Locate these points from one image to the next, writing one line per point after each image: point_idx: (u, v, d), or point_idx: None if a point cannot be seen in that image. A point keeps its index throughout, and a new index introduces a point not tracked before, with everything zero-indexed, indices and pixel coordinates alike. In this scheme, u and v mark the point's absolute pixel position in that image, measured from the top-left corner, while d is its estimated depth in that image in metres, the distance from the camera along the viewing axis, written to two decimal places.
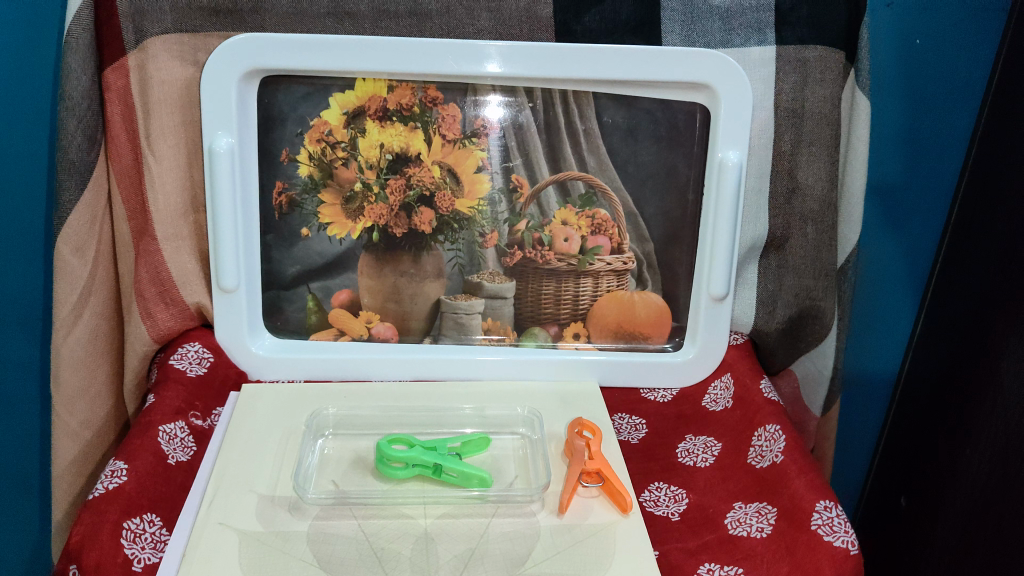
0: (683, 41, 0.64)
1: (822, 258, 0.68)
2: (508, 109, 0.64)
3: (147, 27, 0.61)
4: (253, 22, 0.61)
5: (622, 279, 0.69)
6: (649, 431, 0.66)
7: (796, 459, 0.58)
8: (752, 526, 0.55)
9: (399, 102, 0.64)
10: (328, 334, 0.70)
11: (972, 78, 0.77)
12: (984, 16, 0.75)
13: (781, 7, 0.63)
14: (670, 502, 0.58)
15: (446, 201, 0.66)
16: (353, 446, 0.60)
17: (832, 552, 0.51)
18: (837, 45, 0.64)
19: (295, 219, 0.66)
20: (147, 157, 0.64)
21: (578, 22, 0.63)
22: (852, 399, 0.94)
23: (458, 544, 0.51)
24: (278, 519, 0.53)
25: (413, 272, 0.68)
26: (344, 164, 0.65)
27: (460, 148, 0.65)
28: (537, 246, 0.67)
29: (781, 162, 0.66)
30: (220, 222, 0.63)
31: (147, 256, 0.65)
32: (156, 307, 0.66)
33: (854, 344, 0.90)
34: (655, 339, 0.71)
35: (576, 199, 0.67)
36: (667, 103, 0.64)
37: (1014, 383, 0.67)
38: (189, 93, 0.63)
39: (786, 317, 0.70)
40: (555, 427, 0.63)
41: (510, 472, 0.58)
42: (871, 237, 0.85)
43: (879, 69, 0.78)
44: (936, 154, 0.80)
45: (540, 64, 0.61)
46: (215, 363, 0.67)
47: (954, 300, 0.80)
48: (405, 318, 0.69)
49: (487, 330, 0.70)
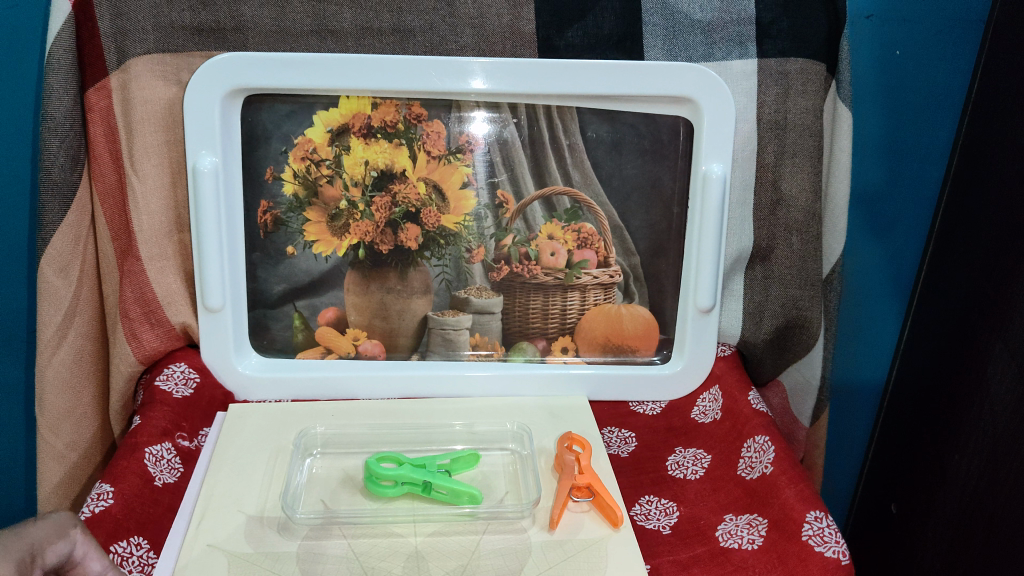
0: (665, 55, 0.64)
1: (807, 268, 0.68)
2: (492, 125, 0.64)
3: (129, 47, 0.61)
4: (236, 41, 0.61)
5: (609, 293, 0.69)
6: (639, 444, 0.66)
7: (785, 469, 0.58)
8: (743, 538, 0.54)
9: (383, 119, 0.64)
10: (315, 352, 0.70)
11: (951, 87, 0.78)
12: (961, 26, 0.76)
13: (762, 20, 0.63)
14: (661, 516, 0.58)
15: (431, 217, 0.66)
16: (341, 464, 0.60)
17: (823, 562, 0.51)
18: (819, 57, 0.64)
19: (280, 238, 0.66)
20: (130, 177, 0.63)
21: (560, 38, 0.63)
22: (839, 408, 0.94)
23: (449, 561, 0.51)
24: (267, 540, 0.52)
25: (400, 289, 0.68)
26: (328, 182, 0.65)
27: (445, 164, 0.65)
28: (524, 260, 0.67)
29: (764, 174, 0.66)
30: (204, 242, 0.63)
31: (132, 276, 0.65)
32: (141, 327, 0.66)
33: (842, 353, 0.91)
34: (643, 352, 0.71)
35: (562, 214, 0.67)
36: (651, 117, 0.64)
37: (999, 390, 0.68)
38: (172, 113, 0.62)
39: (772, 328, 0.71)
40: (544, 441, 0.63)
41: (501, 488, 0.58)
42: (857, 245, 0.86)
43: (860, 79, 0.78)
44: (917, 164, 0.81)
45: (523, 80, 0.62)
46: (201, 384, 0.66)
47: (938, 309, 0.80)
48: (392, 335, 0.69)
49: (475, 345, 0.70)
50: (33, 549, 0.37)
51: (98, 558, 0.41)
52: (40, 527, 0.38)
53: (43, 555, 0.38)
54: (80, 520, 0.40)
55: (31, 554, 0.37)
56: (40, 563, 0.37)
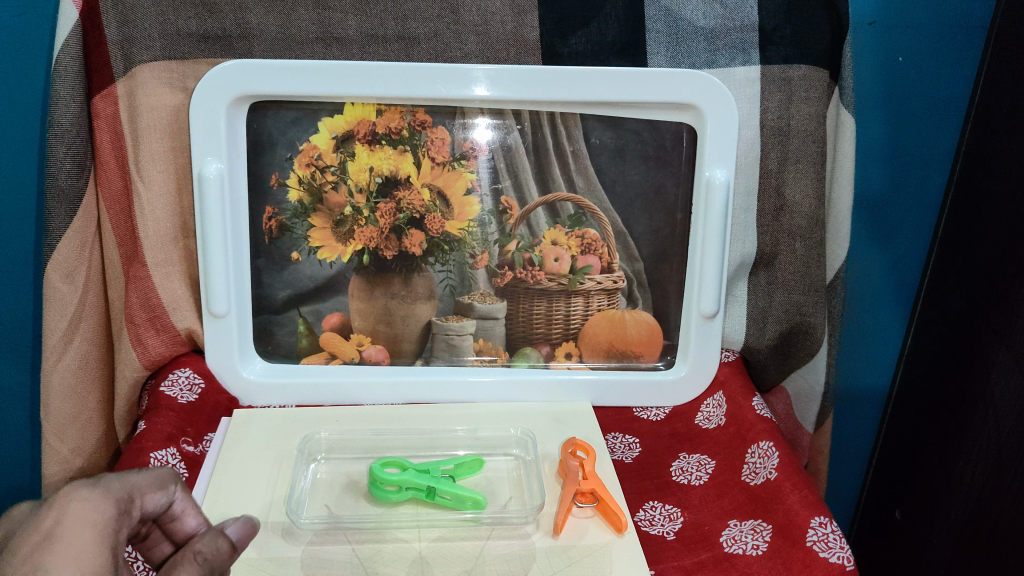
0: (668, 62, 0.64)
1: (811, 274, 0.68)
2: (496, 132, 0.64)
3: (135, 54, 0.61)
4: (242, 48, 0.62)
5: (613, 299, 0.69)
6: (643, 450, 0.66)
7: (790, 475, 0.58)
8: (748, 544, 0.54)
9: (387, 126, 0.64)
10: (319, 358, 0.70)
11: (955, 93, 0.78)
12: (963, 33, 0.76)
13: (766, 27, 0.64)
14: (665, 521, 0.58)
15: (435, 223, 0.66)
16: (345, 469, 0.60)
17: (828, 568, 0.51)
18: (822, 64, 0.64)
19: (285, 244, 0.66)
20: (136, 183, 0.63)
21: (564, 45, 0.63)
22: (843, 414, 0.94)
23: (454, 567, 0.51)
24: (271, 545, 0.52)
25: (404, 294, 0.68)
26: (333, 188, 0.65)
27: (449, 171, 0.65)
28: (527, 266, 0.68)
29: (768, 179, 0.67)
30: (209, 248, 0.63)
31: (137, 282, 0.65)
32: (147, 332, 0.67)
33: (845, 358, 0.91)
34: (647, 358, 0.71)
35: (566, 219, 0.67)
36: (654, 123, 0.65)
37: (1003, 395, 0.68)
38: (178, 120, 0.63)
39: (776, 334, 0.71)
40: (548, 447, 0.63)
41: (505, 493, 0.58)
42: (860, 251, 0.86)
43: (863, 86, 0.79)
44: (920, 171, 0.81)
45: (527, 86, 0.62)
46: (206, 390, 0.67)
47: (942, 314, 0.80)
48: (397, 341, 0.69)
49: (479, 351, 0.70)
50: (134, 491, 0.37)
51: (192, 511, 0.41)
52: (142, 475, 0.39)
53: (143, 498, 0.38)
54: (179, 476, 0.41)
55: (132, 495, 0.37)
56: (139, 506, 0.38)
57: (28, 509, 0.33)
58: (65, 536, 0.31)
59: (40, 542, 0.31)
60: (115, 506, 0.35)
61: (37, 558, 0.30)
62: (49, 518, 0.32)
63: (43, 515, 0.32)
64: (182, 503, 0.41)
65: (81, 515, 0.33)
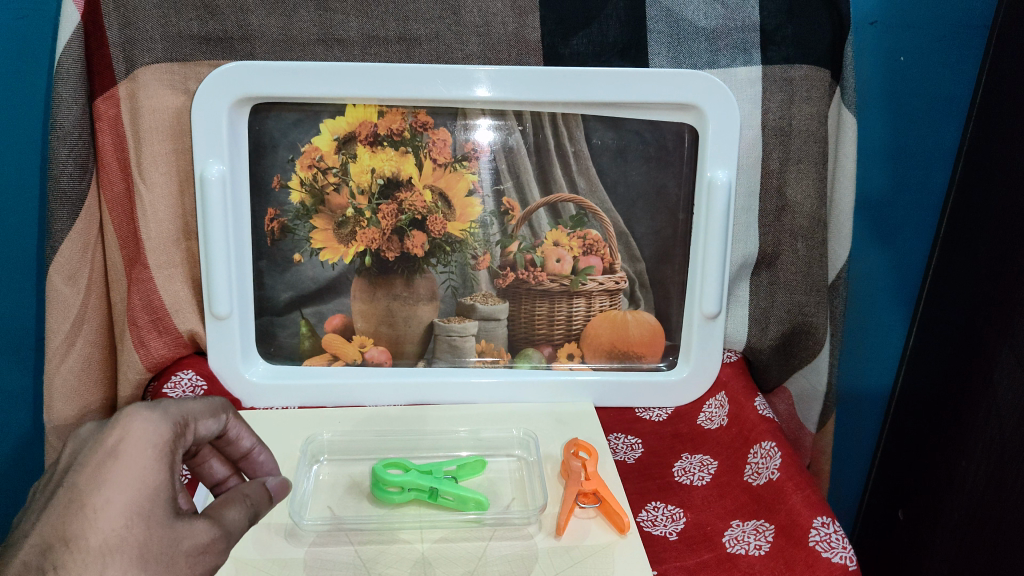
0: (670, 62, 0.64)
1: (813, 274, 0.68)
2: (497, 133, 0.65)
3: (137, 56, 0.61)
4: (243, 50, 0.62)
5: (615, 299, 0.69)
6: (645, 450, 0.66)
7: (792, 475, 0.58)
8: (750, 544, 0.54)
9: (389, 127, 0.64)
10: (322, 359, 0.70)
11: (956, 93, 0.78)
12: (965, 32, 0.76)
13: (767, 27, 0.64)
14: (668, 522, 0.58)
15: (437, 224, 0.66)
16: (348, 471, 0.60)
17: (831, 568, 0.51)
18: (823, 64, 0.64)
19: (287, 246, 0.67)
20: (139, 185, 0.64)
21: (565, 45, 0.63)
22: (845, 414, 0.95)
23: (456, 568, 0.51)
24: (275, 546, 0.52)
25: (406, 295, 0.68)
26: (335, 189, 0.65)
27: (451, 172, 0.65)
28: (529, 267, 0.68)
29: (769, 180, 0.67)
30: (212, 250, 0.63)
31: (139, 283, 0.66)
32: (149, 334, 0.67)
33: (847, 358, 0.91)
34: (649, 358, 0.71)
35: (567, 220, 0.67)
36: (655, 124, 0.65)
37: (1006, 394, 0.68)
38: (179, 122, 0.63)
39: (778, 334, 0.71)
40: (551, 448, 0.63)
41: (507, 494, 0.58)
42: (861, 251, 0.86)
43: (865, 86, 0.79)
44: (922, 171, 0.81)
45: (527, 87, 0.62)
46: (208, 391, 0.68)
47: (944, 314, 0.80)
48: (399, 342, 0.69)
49: (481, 352, 0.70)
50: (190, 417, 0.40)
51: (246, 433, 0.46)
52: (198, 403, 0.42)
53: (198, 424, 0.41)
54: (229, 404, 0.44)
55: (188, 420, 0.40)
56: (194, 430, 0.41)
57: (98, 428, 0.37)
58: (127, 454, 0.35)
59: (104, 459, 0.35)
60: (173, 425, 0.38)
61: (99, 475, 0.34)
62: (113, 437, 0.35)
63: (108, 434, 0.35)
64: (235, 427, 0.45)
65: (142, 436, 0.36)
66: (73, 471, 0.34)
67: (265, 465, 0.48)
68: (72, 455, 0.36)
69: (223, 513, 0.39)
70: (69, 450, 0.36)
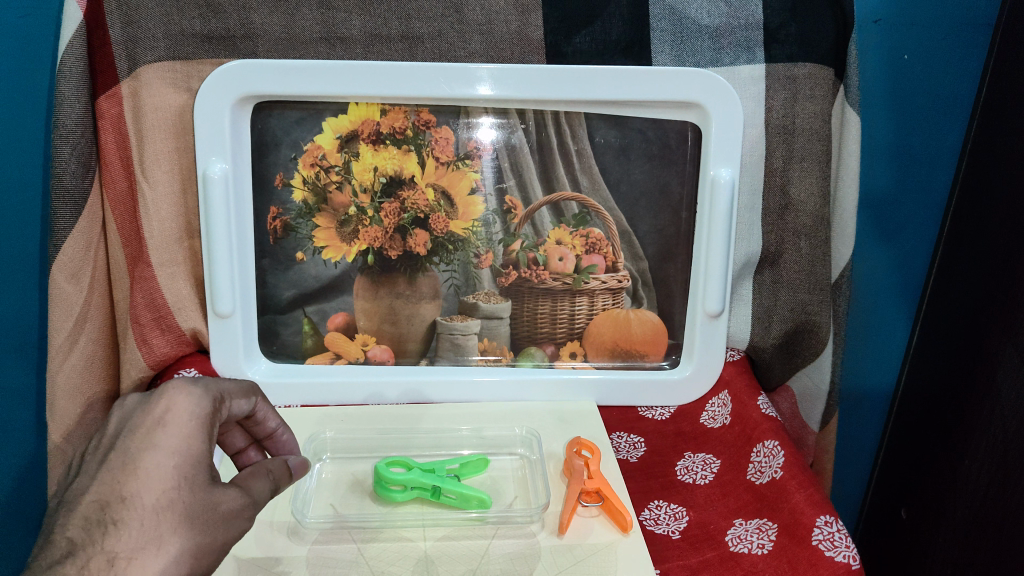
0: (673, 60, 0.64)
1: (816, 273, 0.68)
2: (500, 131, 0.64)
3: (140, 54, 0.61)
4: (246, 48, 0.62)
5: (617, 298, 0.69)
6: (648, 449, 0.66)
7: (795, 474, 0.58)
8: (753, 543, 0.54)
9: (392, 126, 0.64)
10: (324, 357, 0.70)
11: (960, 91, 0.78)
12: (968, 30, 0.76)
13: (770, 25, 0.63)
14: (670, 520, 0.58)
15: (440, 223, 0.66)
16: (350, 469, 0.60)
17: (833, 567, 0.51)
18: (826, 62, 0.64)
19: (290, 244, 0.67)
20: (141, 183, 0.64)
21: (568, 43, 0.63)
22: (848, 412, 0.95)
23: (459, 566, 0.51)
24: (277, 544, 0.52)
25: (409, 293, 0.68)
26: (338, 188, 0.65)
27: (453, 170, 0.65)
28: (532, 266, 0.67)
29: (772, 178, 0.66)
30: (214, 248, 0.63)
31: (142, 281, 0.66)
32: (152, 332, 0.67)
33: (850, 357, 0.91)
34: (651, 357, 0.71)
35: (570, 219, 0.67)
36: (658, 122, 0.65)
37: (1009, 393, 0.68)
38: (182, 120, 0.63)
39: (781, 333, 0.71)
40: (553, 446, 0.63)
41: (510, 492, 0.58)
42: (864, 250, 0.86)
43: (868, 85, 0.79)
44: (926, 169, 0.81)
45: (529, 86, 0.61)
46: None
47: (947, 312, 0.80)
48: (402, 340, 0.69)
49: (484, 350, 0.70)
50: (225, 394, 0.45)
51: (271, 416, 0.51)
52: (232, 384, 0.47)
53: (231, 402, 0.46)
54: (260, 388, 0.49)
55: (224, 398, 0.45)
56: (228, 407, 0.46)
57: (143, 399, 0.41)
58: (173, 422, 0.40)
59: (154, 424, 0.40)
60: (212, 402, 0.43)
61: (149, 438, 0.39)
62: (161, 407, 0.40)
63: (156, 403, 0.40)
64: (264, 410, 0.50)
65: (185, 408, 0.41)
66: (125, 434, 0.39)
67: (286, 446, 0.52)
68: (121, 422, 0.40)
69: (250, 484, 0.42)
70: (116, 418, 0.41)
